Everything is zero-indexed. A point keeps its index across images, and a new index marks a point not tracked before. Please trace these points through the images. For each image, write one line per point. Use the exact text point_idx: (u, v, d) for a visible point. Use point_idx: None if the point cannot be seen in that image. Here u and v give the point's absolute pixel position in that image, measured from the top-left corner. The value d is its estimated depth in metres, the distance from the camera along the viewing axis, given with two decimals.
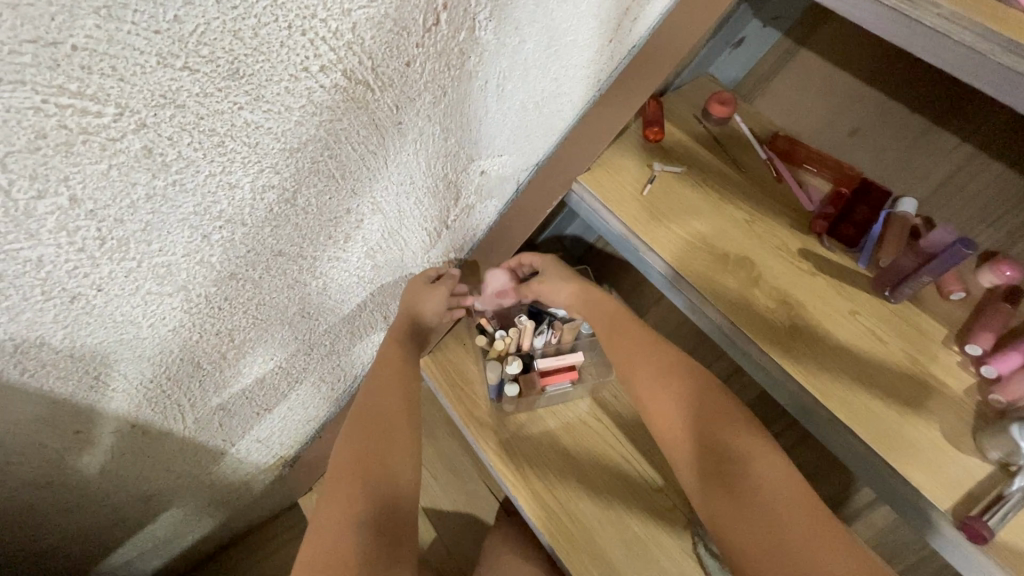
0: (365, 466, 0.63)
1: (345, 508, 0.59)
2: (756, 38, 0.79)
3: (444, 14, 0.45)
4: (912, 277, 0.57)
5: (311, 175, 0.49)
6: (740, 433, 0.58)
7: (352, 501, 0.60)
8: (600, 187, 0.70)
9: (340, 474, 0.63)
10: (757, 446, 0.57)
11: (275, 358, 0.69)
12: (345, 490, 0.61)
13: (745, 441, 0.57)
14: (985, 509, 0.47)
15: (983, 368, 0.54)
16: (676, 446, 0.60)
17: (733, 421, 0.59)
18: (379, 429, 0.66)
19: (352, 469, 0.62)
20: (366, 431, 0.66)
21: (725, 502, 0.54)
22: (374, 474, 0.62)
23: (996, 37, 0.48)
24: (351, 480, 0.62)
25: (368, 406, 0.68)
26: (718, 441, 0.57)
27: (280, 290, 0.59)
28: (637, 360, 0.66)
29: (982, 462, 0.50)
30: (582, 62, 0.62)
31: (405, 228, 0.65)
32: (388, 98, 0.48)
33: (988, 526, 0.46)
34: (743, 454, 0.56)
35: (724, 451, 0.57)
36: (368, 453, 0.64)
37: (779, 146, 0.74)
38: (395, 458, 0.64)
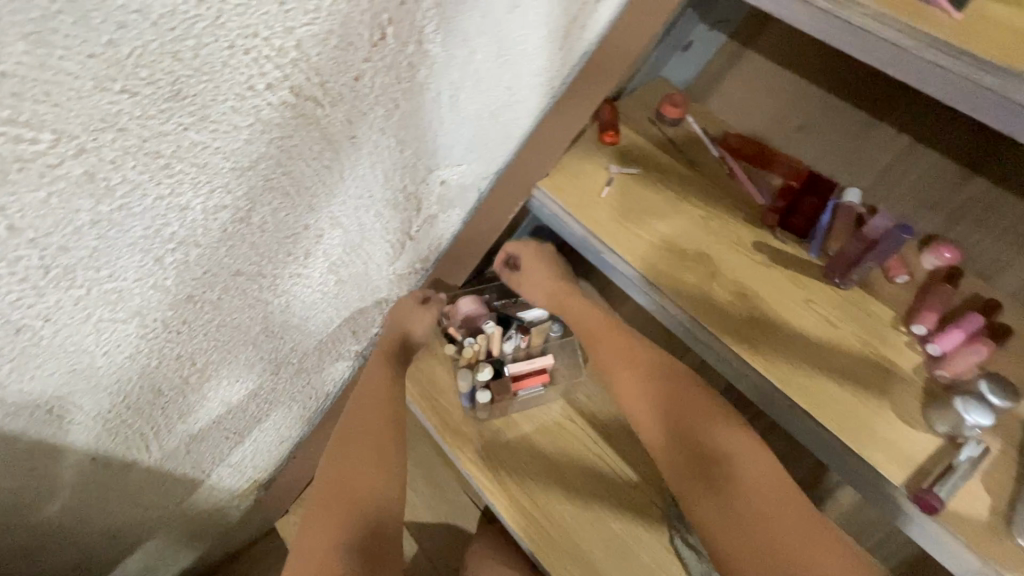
0: (348, 491, 0.62)
1: (331, 537, 0.59)
2: (703, 41, 0.82)
3: (390, 29, 0.46)
4: (860, 262, 0.60)
5: (265, 192, 0.49)
6: (722, 429, 0.59)
7: (336, 528, 0.59)
8: (560, 191, 0.72)
9: (323, 500, 0.62)
10: (738, 442, 0.58)
11: (241, 380, 0.68)
12: (329, 517, 0.60)
13: (726, 438, 0.58)
14: (934, 481, 0.49)
15: (928, 347, 0.56)
16: (662, 451, 0.60)
17: (714, 417, 0.60)
18: (361, 451, 0.65)
19: (335, 497, 0.62)
20: (348, 453, 0.65)
21: (708, 496, 0.55)
22: (359, 499, 0.62)
23: (916, 33, 0.50)
24: (336, 507, 0.61)
25: (349, 429, 0.67)
26: (701, 440, 0.59)
27: (242, 310, 0.58)
28: (619, 364, 0.66)
29: (931, 436, 0.53)
30: (535, 71, 0.64)
31: (368, 242, 0.65)
32: (340, 114, 0.49)
33: (938, 498, 0.48)
34: (724, 451, 0.58)
35: (707, 448, 0.58)
36: (352, 477, 0.63)
37: (731, 144, 0.75)
38: (380, 479, 0.64)
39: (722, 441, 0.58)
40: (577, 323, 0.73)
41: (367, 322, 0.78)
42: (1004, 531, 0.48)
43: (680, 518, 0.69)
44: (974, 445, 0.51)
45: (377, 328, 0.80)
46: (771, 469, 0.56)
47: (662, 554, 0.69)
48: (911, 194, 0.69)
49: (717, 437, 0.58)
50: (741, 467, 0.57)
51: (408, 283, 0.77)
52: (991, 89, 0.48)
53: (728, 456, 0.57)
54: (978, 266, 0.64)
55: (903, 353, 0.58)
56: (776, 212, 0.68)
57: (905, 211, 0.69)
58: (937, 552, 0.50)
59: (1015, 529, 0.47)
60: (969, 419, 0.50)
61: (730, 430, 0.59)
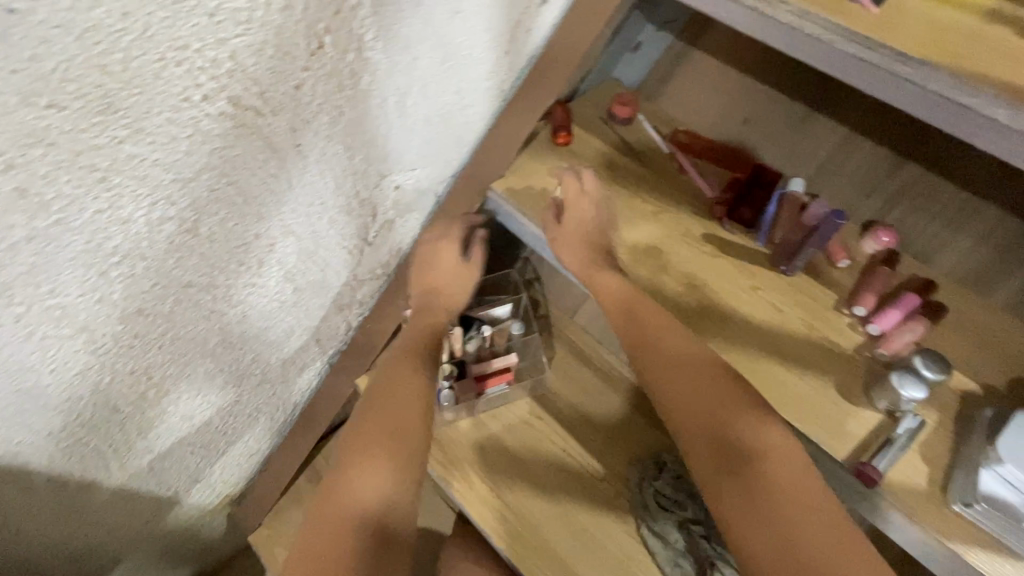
0: (358, 473, 0.56)
1: (337, 521, 0.54)
2: (652, 42, 0.84)
3: (328, 38, 0.47)
4: (802, 249, 0.62)
5: (211, 203, 0.50)
6: (743, 410, 0.51)
7: (343, 511, 0.54)
8: (514, 193, 0.73)
9: (334, 480, 0.57)
10: (762, 424, 0.50)
11: (202, 393, 0.68)
12: (336, 498, 0.55)
13: (747, 418, 0.51)
14: (873, 454, 0.52)
15: (868, 328, 0.59)
16: (687, 439, 0.52)
17: (737, 393, 0.52)
18: (377, 431, 0.59)
19: (345, 476, 0.56)
20: (365, 431, 0.59)
21: (723, 478, 0.49)
22: (370, 483, 0.55)
23: (837, 29, 0.53)
24: (343, 488, 0.55)
25: (368, 406, 0.61)
26: (720, 418, 0.51)
27: (196, 321, 0.58)
28: (647, 341, 0.57)
29: (873, 412, 0.55)
30: (483, 74, 0.65)
31: (324, 249, 0.65)
32: (282, 122, 0.49)
33: (877, 470, 0.50)
34: (747, 432, 0.50)
35: (726, 427, 0.51)
36: (365, 458, 0.57)
37: (680, 140, 0.77)
38: (395, 463, 0.57)
39: (745, 422, 0.51)
40: (602, 288, 0.63)
41: (331, 330, 0.78)
42: (941, 499, 0.50)
43: (645, 507, 0.70)
44: (910, 418, 0.53)
45: (342, 336, 0.80)
46: (801, 459, 0.49)
47: (630, 545, 0.70)
48: (853, 181, 0.72)
49: (739, 417, 0.51)
50: (768, 453, 0.49)
51: (370, 289, 0.77)
52: (908, 79, 0.50)
53: (751, 440, 0.49)
54: (916, 248, 0.67)
55: (846, 334, 0.61)
56: (723, 204, 0.70)
57: (847, 198, 0.71)
58: (890, 530, 0.52)
59: (950, 497, 0.49)
60: (904, 394, 0.52)
61: (755, 409, 0.51)
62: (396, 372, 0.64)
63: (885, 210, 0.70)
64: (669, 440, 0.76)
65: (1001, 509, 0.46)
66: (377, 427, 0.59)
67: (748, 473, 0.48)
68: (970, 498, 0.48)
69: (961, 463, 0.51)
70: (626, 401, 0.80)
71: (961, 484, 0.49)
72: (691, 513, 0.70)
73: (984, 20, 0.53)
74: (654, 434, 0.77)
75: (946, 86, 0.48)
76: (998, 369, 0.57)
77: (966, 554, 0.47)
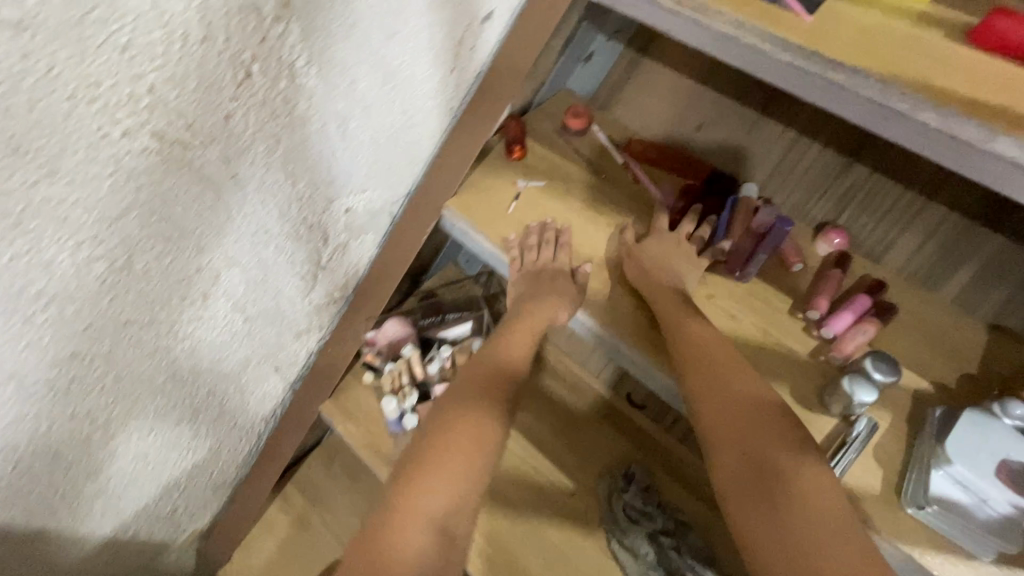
0: (434, 468, 0.52)
1: (404, 510, 0.50)
2: (604, 51, 0.85)
3: (255, 66, 0.46)
4: (753, 257, 0.64)
5: (145, 239, 0.48)
6: (788, 446, 0.47)
7: (413, 501, 0.50)
8: (468, 211, 0.74)
9: (406, 471, 0.53)
10: (811, 468, 0.46)
11: (155, 430, 0.66)
12: (408, 486, 0.51)
13: (787, 454, 0.46)
14: (827, 462, 0.53)
15: (822, 331, 0.60)
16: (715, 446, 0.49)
17: (786, 428, 0.48)
18: (461, 433, 0.56)
19: (421, 467, 0.53)
20: (455, 424, 0.57)
21: (744, 498, 0.45)
22: (444, 481, 0.52)
23: (774, 39, 0.52)
24: (416, 478, 0.52)
25: (451, 407, 0.59)
26: (752, 435, 0.48)
27: (140, 359, 0.57)
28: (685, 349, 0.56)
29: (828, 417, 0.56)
30: (429, 93, 0.65)
31: (273, 276, 0.64)
32: (214, 154, 0.48)
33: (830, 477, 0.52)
34: (788, 466, 0.45)
35: (763, 455, 0.47)
36: (445, 456, 0.54)
37: (633, 149, 0.79)
38: (472, 469, 0.53)
39: (790, 458, 0.46)
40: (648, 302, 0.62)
41: (291, 357, 0.76)
42: (896, 503, 0.51)
43: (615, 521, 0.71)
44: (863, 421, 0.54)
45: (303, 362, 0.79)
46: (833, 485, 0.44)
47: (600, 559, 0.70)
48: (802, 183, 0.74)
49: (787, 450, 0.47)
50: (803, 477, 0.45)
51: (329, 313, 0.76)
52: (840, 85, 0.50)
53: (789, 475, 0.45)
54: (867, 248, 0.71)
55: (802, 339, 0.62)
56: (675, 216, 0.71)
57: (798, 200, 0.75)
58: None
59: (904, 501, 0.51)
60: (856, 399, 0.53)
61: (804, 452, 0.47)
62: (473, 382, 0.63)
63: (834, 212, 0.73)
64: (639, 449, 0.77)
65: (950, 511, 0.47)
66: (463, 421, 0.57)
67: (777, 505, 0.43)
68: (922, 501, 0.49)
69: (913, 463, 0.52)
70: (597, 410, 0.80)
71: (913, 488, 0.51)
72: (660, 524, 0.70)
73: (915, 24, 0.54)
74: (623, 443, 0.77)
75: (878, 92, 0.48)
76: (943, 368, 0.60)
77: (924, 559, 0.48)
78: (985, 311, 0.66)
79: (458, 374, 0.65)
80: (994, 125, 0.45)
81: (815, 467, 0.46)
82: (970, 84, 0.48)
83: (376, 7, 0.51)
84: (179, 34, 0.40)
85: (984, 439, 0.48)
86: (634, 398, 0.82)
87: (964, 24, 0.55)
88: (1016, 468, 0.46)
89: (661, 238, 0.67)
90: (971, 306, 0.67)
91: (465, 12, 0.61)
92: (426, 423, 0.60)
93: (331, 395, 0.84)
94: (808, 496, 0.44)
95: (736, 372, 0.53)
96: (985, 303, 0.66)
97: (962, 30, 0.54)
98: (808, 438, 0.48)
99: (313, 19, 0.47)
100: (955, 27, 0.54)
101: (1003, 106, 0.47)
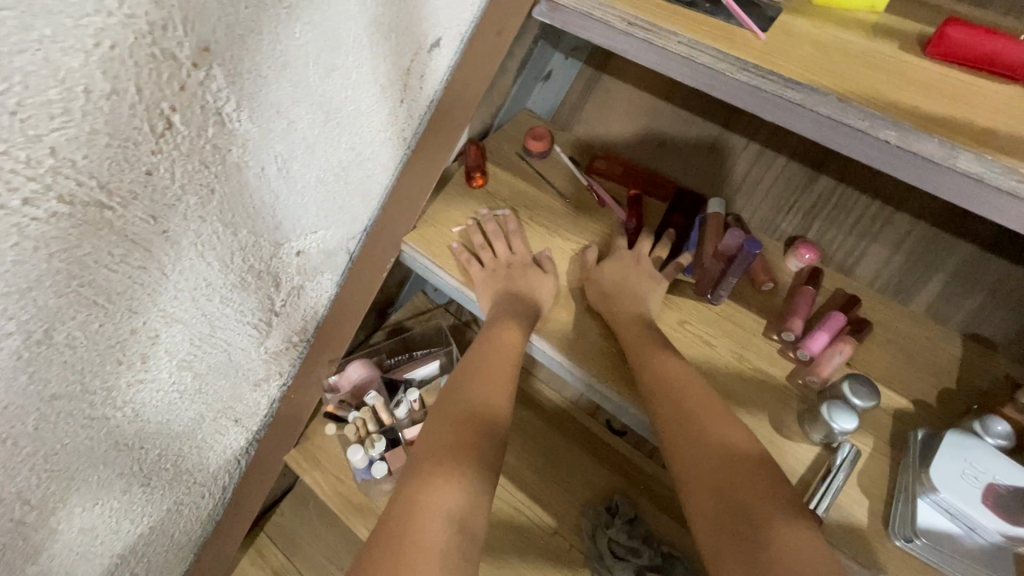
0: (440, 468, 0.46)
1: (417, 512, 0.43)
2: (560, 70, 0.83)
3: (176, 116, 0.42)
4: (722, 279, 0.64)
5: (65, 308, 0.43)
6: (763, 489, 0.46)
7: (425, 502, 0.43)
8: (430, 245, 0.72)
9: (409, 478, 0.46)
10: (785, 511, 0.44)
11: (101, 502, 0.59)
12: (415, 490, 0.45)
13: (763, 497, 0.45)
14: (810, 497, 0.53)
15: (799, 353, 0.61)
16: (688, 489, 0.48)
17: (761, 474, 0.47)
18: (461, 432, 0.50)
19: (427, 469, 0.46)
20: (445, 438, 0.50)
21: (721, 542, 0.44)
22: (454, 479, 0.46)
23: (732, 59, 0.50)
24: (423, 480, 0.45)
25: (434, 422, 0.53)
26: (725, 475, 0.47)
27: (74, 432, 0.51)
28: (664, 388, 0.55)
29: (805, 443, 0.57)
30: (376, 127, 0.63)
31: (221, 328, 0.59)
32: (138, 212, 0.43)
33: (816, 515, 0.51)
34: (762, 511, 0.44)
35: (738, 499, 0.45)
36: (450, 454, 0.48)
37: (598, 167, 0.80)
38: (478, 465, 0.48)
39: (765, 500, 0.45)
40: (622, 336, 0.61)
41: (251, 407, 0.71)
42: (883, 533, 0.52)
43: (601, 559, 0.72)
44: (846, 446, 0.55)
45: (264, 411, 0.73)
46: (809, 532, 0.43)
47: None
48: (769, 199, 0.74)
49: (763, 495, 0.45)
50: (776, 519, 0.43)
51: (289, 358, 0.72)
52: (800, 104, 0.48)
53: (765, 516, 0.43)
54: (837, 260, 0.72)
55: (778, 362, 0.63)
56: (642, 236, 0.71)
57: (766, 215, 0.76)
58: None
59: (892, 531, 0.51)
60: (836, 426, 0.54)
61: (779, 496, 0.45)
62: (460, 389, 0.56)
63: (803, 225, 0.73)
64: (624, 481, 0.79)
65: (936, 541, 0.49)
66: (455, 432, 0.50)
67: (753, 547, 0.42)
68: (911, 533, 0.50)
69: (898, 491, 0.53)
70: (578, 442, 0.82)
71: (900, 518, 0.51)
72: (647, 559, 0.72)
73: (869, 37, 0.53)
74: (605, 472, 0.79)
75: (837, 110, 0.47)
76: (913, 385, 0.63)
77: None
78: (957, 320, 0.68)
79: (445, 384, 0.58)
80: (954, 139, 0.44)
81: (789, 512, 0.44)
82: (929, 99, 0.47)
83: (311, 45, 0.49)
84: (79, 89, 0.35)
85: (973, 460, 0.49)
86: (613, 424, 0.88)
87: (918, 35, 0.54)
88: (1003, 491, 0.48)
89: (625, 261, 0.68)
90: (944, 316, 0.68)
91: (409, 41, 0.59)
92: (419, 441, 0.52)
93: (297, 443, 0.80)
94: (781, 537, 0.42)
95: (706, 412, 0.52)
96: (957, 313, 0.67)
97: (917, 42, 0.53)
98: (785, 486, 0.47)
99: (238, 62, 0.44)
100: (911, 39, 0.53)
101: (964, 121, 0.45)
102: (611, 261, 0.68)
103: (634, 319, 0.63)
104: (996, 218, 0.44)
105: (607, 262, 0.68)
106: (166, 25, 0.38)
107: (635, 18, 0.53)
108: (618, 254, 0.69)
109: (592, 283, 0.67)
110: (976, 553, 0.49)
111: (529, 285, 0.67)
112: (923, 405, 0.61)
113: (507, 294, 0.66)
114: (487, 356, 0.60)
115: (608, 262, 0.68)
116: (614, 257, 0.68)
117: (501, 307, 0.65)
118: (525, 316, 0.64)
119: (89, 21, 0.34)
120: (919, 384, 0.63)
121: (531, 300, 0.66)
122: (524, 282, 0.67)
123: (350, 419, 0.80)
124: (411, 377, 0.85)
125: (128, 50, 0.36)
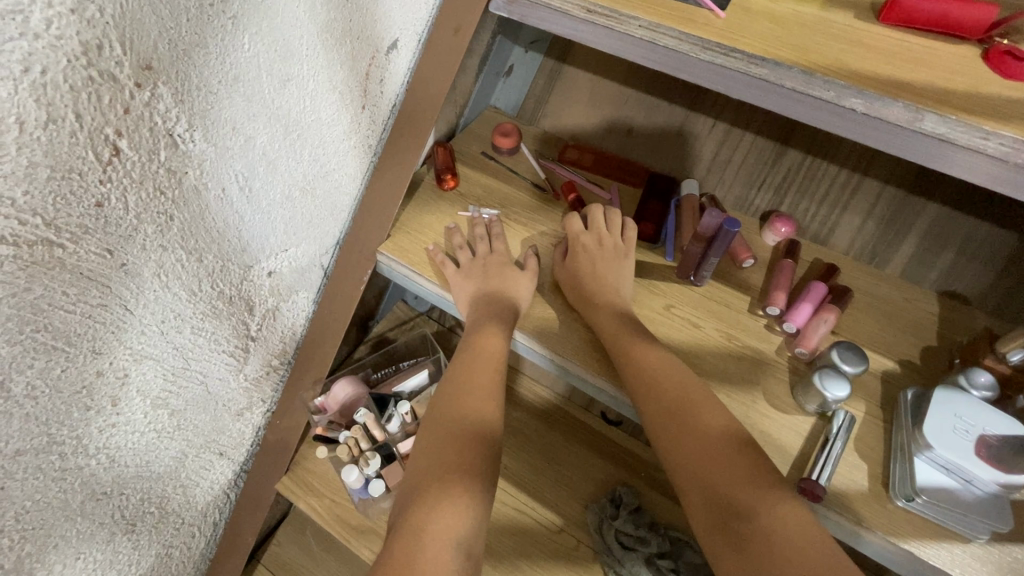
0: (444, 492, 0.45)
1: (425, 541, 0.41)
2: (522, 63, 0.83)
3: (123, 142, 0.39)
4: (703, 260, 0.65)
5: (20, 356, 0.39)
6: (756, 480, 0.46)
7: (432, 529, 0.42)
8: (405, 253, 0.70)
9: (411, 504, 0.45)
10: (777, 495, 0.45)
11: (82, 559, 0.54)
12: (420, 517, 0.43)
13: (757, 491, 0.45)
14: (812, 468, 0.53)
15: (785, 326, 0.63)
16: (683, 485, 0.48)
17: (751, 462, 0.47)
18: (459, 451, 0.49)
19: (431, 491, 0.45)
20: (443, 456, 0.49)
21: (719, 542, 0.44)
22: (459, 502, 0.44)
23: (691, 38, 0.49)
24: (425, 504, 0.44)
25: (428, 441, 0.51)
26: (720, 468, 0.47)
27: (42, 489, 0.46)
28: (653, 379, 0.54)
29: (797, 410, 0.58)
30: (339, 136, 0.61)
31: (195, 361, 0.56)
32: (91, 247, 0.40)
33: (819, 485, 0.52)
34: (754, 502, 0.44)
35: (731, 495, 0.45)
36: (449, 475, 0.47)
37: (569, 156, 0.81)
38: (480, 482, 0.47)
39: (756, 490, 0.45)
40: (605, 330, 0.61)
41: (236, 438, 0.68)
42: (885, 495, 0.53)
43: (609, 553, 0.71)
44: (840, 414, 0.56)
45: (249, 440, 0.71)
46: (800, 513, 0.44)
47: None
48: (739, 178, 0.77)
49: (756, 486, 0.45)
50: (771, 508, 0.44)
51: (271, 383, 0.69)
52: (764, 80, 0.48)
53: (757, 510, 0.44)
54: (812, 231, 0.74)
55: (767, 338, 0.64)
56: (606, 216, 0.71)
57: (739, 193, 0.78)
58: (863, 547, 0.52)
59: (893, 493, 0.52)
60: (829, 395, 0.55)
61: (770, 486, 0.45)
62: (452, 402, 0.54)
63: (775, 200, 0.76)
64: (625, 472, 0.79)
65: (937, 497, 0.50)
66: (453, 451, 0.49)
67: (749, 543, 0.42)
68: (911, 492, 0.51)
69: (895, 454, 0.55)
70: (576, 437, 0.82)
71: (900, 480, 0.52)
72: (656, 547, 0.72)
73: (825, 8, 0.53)
74: (604, 464, 0.80)
75: (802, 83, 0.46)
76: (898, 344, 0.65)
77: (919, 551, 0.49)
78: (932, 280, 0.70)
79: (433, 399, 0.56)
80: (919, 102, 0.44)
81: (782, 495, 0.45)
82: (889, 64, 0.47)
83: (262, 56, 0.47)
84: (11, 120, 0.32)
85: (963, 415, 0.51)
86: (609, 415, 0.88)
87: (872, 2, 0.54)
88: (995, 443, 0.50)
89: (591, 247, 0.67)
90: (919, 277, 0.71)
91: (364, 45, 0.58)
92: (414, 461, 0.50)
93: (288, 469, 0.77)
94: (781, 526, 0.42)
95: (695, 403, 0.52)
96: (930, 273, 0.70)
97: (871, 9, 0.53)
98: (773, 470, 0.47)
99: (185, 80, 0.42)
100: (865, 6, 0.53)
101: (923, 83, 0.46)
102: (577, 252, 0.68)
103: (615, 311, 0.62)
104: (960, 174, 0.45)
105: (576, 253, 0.68)
106: (101, 45, 0.35)
107: (595, 5, 0.52)
108: (582, 242, 0.68)
109: (568, 280, 0.66)
110: (977, 506, 0.49)
111: (507, 284, 0.65)
112: (908, 363, 0.63)
113: (482, 295, 0.64)
114: (473, 362, 0.58)
115: (575, 253, 0.68)
116: (580, 249, 0.68)
117: (480, 310, 0.63)
118: (503, 317, 0.63)
119: (13, 45, 0.31)
120: (903, 345, 0.65)
121: (507, 300, 0.64)
122: (502, 281, 0.65)
123: (339, 439, 0.78)
124: (401, 391, 0.82)
125: (62, 74, 0.34)
